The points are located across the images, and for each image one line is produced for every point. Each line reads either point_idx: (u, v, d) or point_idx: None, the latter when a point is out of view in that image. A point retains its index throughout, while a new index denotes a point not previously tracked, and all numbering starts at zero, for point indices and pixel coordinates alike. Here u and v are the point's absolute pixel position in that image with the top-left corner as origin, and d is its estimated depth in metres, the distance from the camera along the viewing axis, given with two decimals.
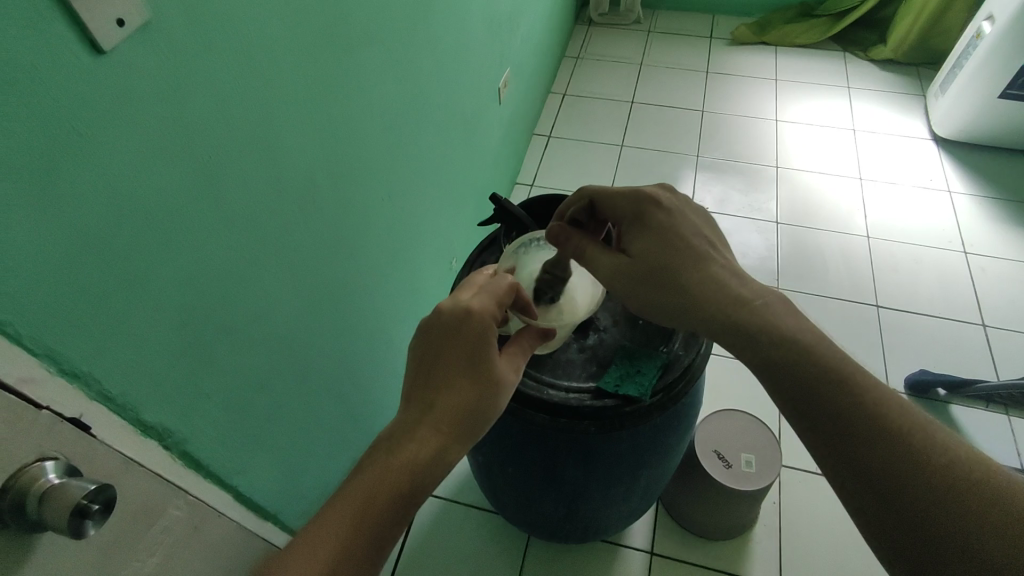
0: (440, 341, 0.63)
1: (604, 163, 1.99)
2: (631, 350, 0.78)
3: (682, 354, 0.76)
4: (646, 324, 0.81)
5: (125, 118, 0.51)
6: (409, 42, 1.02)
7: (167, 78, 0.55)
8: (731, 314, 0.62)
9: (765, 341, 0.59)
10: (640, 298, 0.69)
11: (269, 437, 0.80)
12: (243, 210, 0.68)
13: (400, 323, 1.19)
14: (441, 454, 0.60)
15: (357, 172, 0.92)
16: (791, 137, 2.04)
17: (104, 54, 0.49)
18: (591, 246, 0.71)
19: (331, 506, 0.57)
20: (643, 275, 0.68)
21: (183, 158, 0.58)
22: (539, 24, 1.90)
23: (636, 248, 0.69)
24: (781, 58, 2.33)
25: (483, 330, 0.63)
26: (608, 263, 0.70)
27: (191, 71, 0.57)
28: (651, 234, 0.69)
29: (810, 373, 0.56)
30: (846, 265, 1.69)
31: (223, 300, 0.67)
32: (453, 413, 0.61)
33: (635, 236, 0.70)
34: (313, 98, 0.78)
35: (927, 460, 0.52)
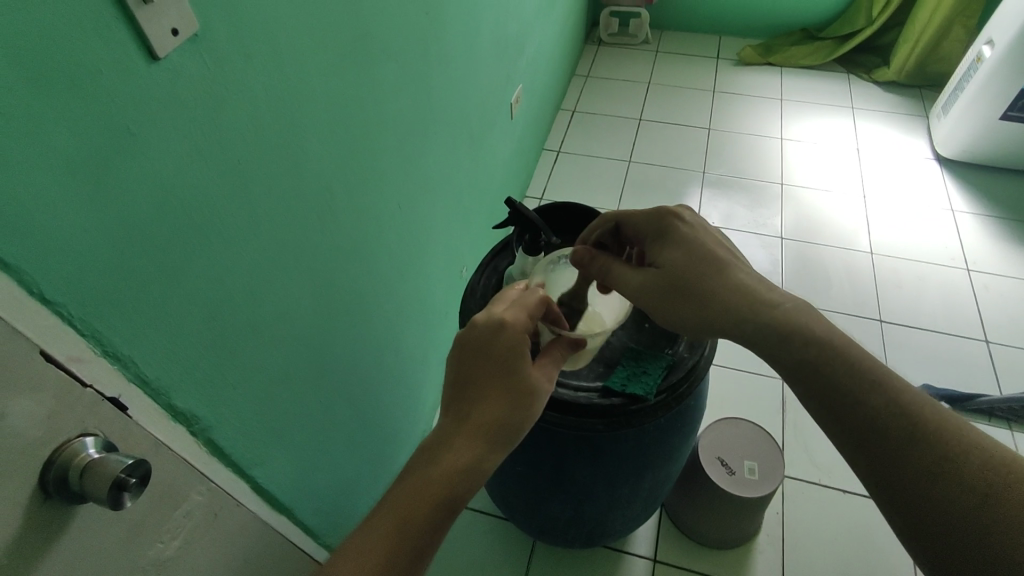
0: (475, 353, 0.67)
1: (612, 178, 2.03)
2: (637, 352, 0.80)
3: (687, 356, 0.79)
4: (652, 327, 0.83)
5: (173, 120, 0.55)
6: (427, 58, 1.07)
7: (211, 85, 0.59)
8: (758, 321, 0.65)
9: (793, 346, 0.62)
10: (666, 309, 0.72)
11: (287, 432, 0.83)
12: (272, 211, 0.71)
13: (411, 328, 1.23)
14: (477, 457, 0.64)
15: (376, 180, 0.96)
16: (796, 155, 2.07)
17: (159, 61, 0.53)
18: (615, 262, 0.76)
19: (379, 510, 0.61)
20: (667, 286, 0.72)
21: (221, 160, 0.62)
22: (550, 43, 1.96)
23: (659, 262, 0.74)
24: (786, 78, 2.38)
25: (515, 342, 0.67)
26: (634, 279, 0.75)
27: (233, 80, 0.61)
28: (673, 248, 0.73)
29: (836, 376, 0.59)
30: (849, 280, 1.71)
31: (249, 295, 0.70)
32: (489, 420, 0.65)
33: (658, 251, 0.75)
34: (339, 108, 0.82)
35: (950, 461, 0.53)
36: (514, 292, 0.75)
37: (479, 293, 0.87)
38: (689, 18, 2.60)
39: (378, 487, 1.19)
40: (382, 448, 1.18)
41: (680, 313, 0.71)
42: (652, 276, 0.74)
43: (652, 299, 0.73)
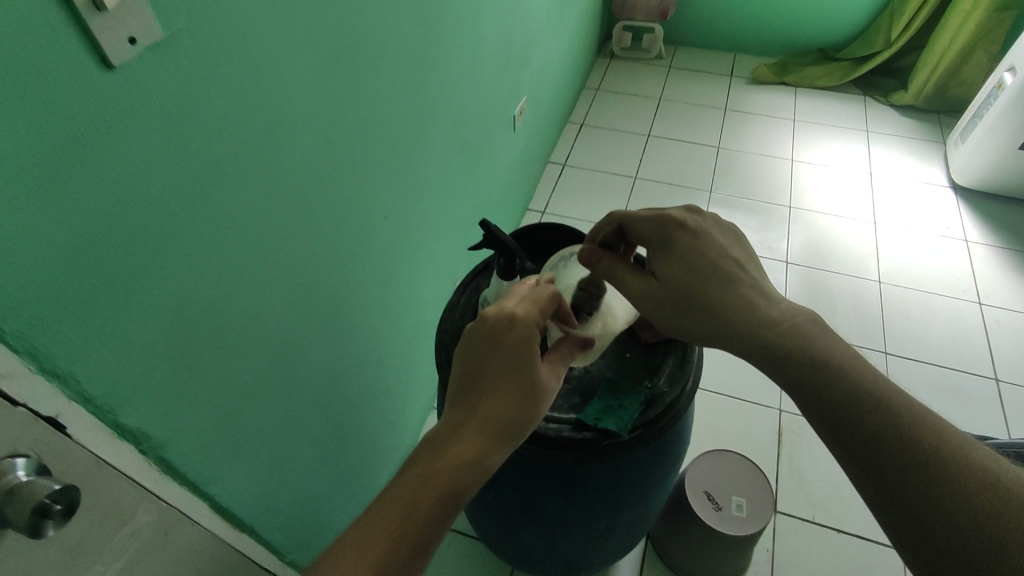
0: (486, 346, 0.64)
1: (617, 194, 2.00)
2: (615, 384, 0.77)
3: (667, 391, 0.75)
4: (632, 358, 0.80)
5: (130, 131, 0.53)
6: (422, 69, 1.05)
7: (175, 94, 0.57)
8: (763, 334, 0.64)
9: (795, 362, 0.62)
10: (671, 319, 0.69)
11: (252, 449, 0.81)
12: (241, 224, 0.69)
13: (396, 342, 1.20)
14: (485, 452, 0.60)
15: (361, 192, 0.94)
16: (806, 178, 2.03)
17: (114, 70, 0.50)
18: (619, 267, 0.72)
19: (380, 505, 0.57)
20: (672, 296, 0.69)
21: (184, 171, 0.60)
22: (558, 56, 1.94)
23: (664, 268, 0.70)
24: (800, 99, 2.34)
25: (528, 335, 0.64)
26: (638, 285, 0.71)
27: (200, 90, 0.59)
28: (679, 254, 0.70)
29: (835, 393, 0.59)
30: (855, 309, 1.66)
31: (213, 310, 0.68)
32: (498, 416, 0.62)
33: (663, 256, 0.71)
34: (321, 119, 0.80)
35: (952, 476, 0.53)
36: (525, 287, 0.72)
37: (457, 313, 0.85)
38: (704, 34, 2.57)
39: (354, 503, 1.17)
40: (360, 464, 1.15)
41: (685, 325, 0.68)
42: (656, 283, 0.70)
43: (656, 307, 0.70)
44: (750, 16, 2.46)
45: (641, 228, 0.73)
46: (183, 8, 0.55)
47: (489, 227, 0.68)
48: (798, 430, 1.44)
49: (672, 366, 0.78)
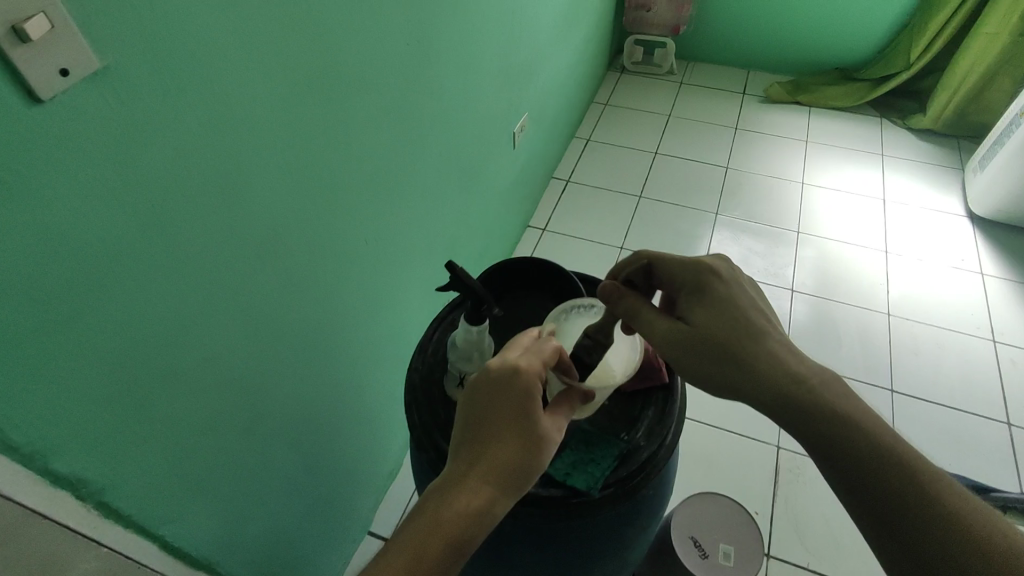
0: (491, 396, 0.60)
1: (621, 212, 1.95)
2: (590, 435, 0.73)
3: (643, 446, 0.71)
4: (610, 406, 0.76)
5: (65, 166, 0.50)
6: (411, 91, 1.02)
7: (119, 126, 0.53)
8: (790, 393, 0.58)
9: (822, 422, 0.57)
10: (698, 367, 0.62)
11: (211, 486, 0.78)
12: (199, 257, 0.66)
13: (379, 367, 1.17)
14: (489, 504, 0.56)
15: (340, 218, 0.91)
16: (817, 202, 1.97)
17: (43, 103, 0.47)
18: (643, 306, 0.66)
19: (381, 562, 0.52)
20: (701, 341, 0.62)
21: (130, 206, 0.56)
22: (565, 71, 1.90)
23: (695, 313, 0.64)
24: (814, 119, 2.28)
25: (531, 385, 0.60)
26: (663, 328, 0.64)
27: (150, 120, 0.56)
28: (714, 300, 0.64)
29: (863, 452, 0.56)
30: (861, 343, 1.60)
31: (164, 347, 0.65)
32: (504, 470, 0.57)
33: (694, 302, 0.65)
34: (294, 146, 0.77)
35: (980, 546, 0.51)
36: (527, 338, 0.68)
37: (429, 350, 0.81)
38: (718, 50, 2.52)
39: (329, 532, 1.13)
40: (336, 492, 1.12)
41: (714, 373, 0.61)
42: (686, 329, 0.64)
43: (681, 354, 0.63)
44: (765, 32, 2.41)
45: (673, 271, 0.67)
46: (128, 35, 0.52)
47: (460, 272, 0.64)
48: (796, 469, 1.38)
49: (651, 418, 0.74)
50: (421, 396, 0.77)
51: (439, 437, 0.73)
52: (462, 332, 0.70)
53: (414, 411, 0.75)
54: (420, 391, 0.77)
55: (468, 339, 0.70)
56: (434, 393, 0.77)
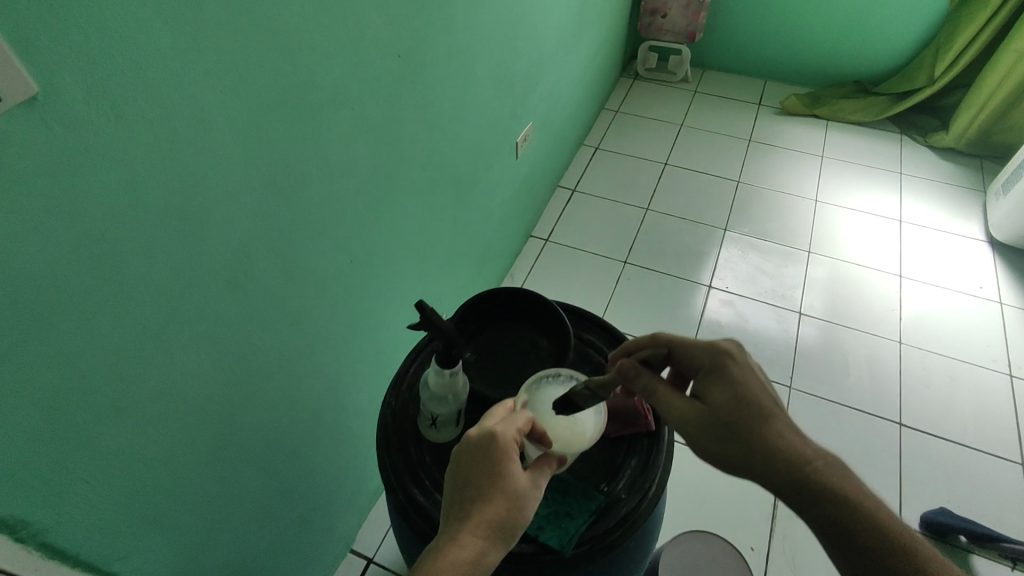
0: (474, 459, 0.57)
1: (626, 225, 1.90)
2: (566, 484, 0.69)
3: (623, 499, 0.67)
4: (592, 453, 0.72)
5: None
6: (400, 104, 0.98)
7: (57, 154, 0.50)
8: (808, 482, 0.57)
9: (834, 511, 0.57)
10: (719, 450, 0.58)
11: (168, 516, 0.75)
12: (155, 286, 0.63)
13: (363, 385, 1.13)
14: (480, 560, 0.52)
15: (318, 237, 0.87)
16: (830, 220, 1.90)
17: None
18: (666, 386, 0.62)
19: None
20: (722, 424, 0.59)
21: (73, 237, 0.53)
22: (573, 78, 1.85)
23: (715, 393, 0.61)
24: (831, 134, 2.21)
25: (510, 439, 0.57)
26: (681, 408, 0.61)
27: (96, 146, 0.53)
28: (733, 381, 0.60)
29: (870, 538, 0.56)
30: (870, 371, 1.54)
31: (116, 379, 0.62)
32: (493, 528, 0.53)
33: (712, 381, 0.62)
34: (266, 166, 0.73)
35: None
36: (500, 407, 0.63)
37: (404, 384, 0.77)
38: (734, 58, 2.46)
39: (305, 553, 1.10)
40: (314, 513, 1.09)
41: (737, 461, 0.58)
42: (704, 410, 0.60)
43: (702, 437, 0.60)
44: (783, 42, 2.34)
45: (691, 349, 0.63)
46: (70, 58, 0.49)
47: (428, 310, 0.61)
48: None
49: (634, 469, 0.70)
50: (391, 434, 0.73)
51: (406, 481, 0.70)
52: (433, 376, 0.65)
53: (383, 450, 0.72)
54: (390, 429, 0.74)
55: (441, 383, 0.65)
56: (406, 431, 0.74)
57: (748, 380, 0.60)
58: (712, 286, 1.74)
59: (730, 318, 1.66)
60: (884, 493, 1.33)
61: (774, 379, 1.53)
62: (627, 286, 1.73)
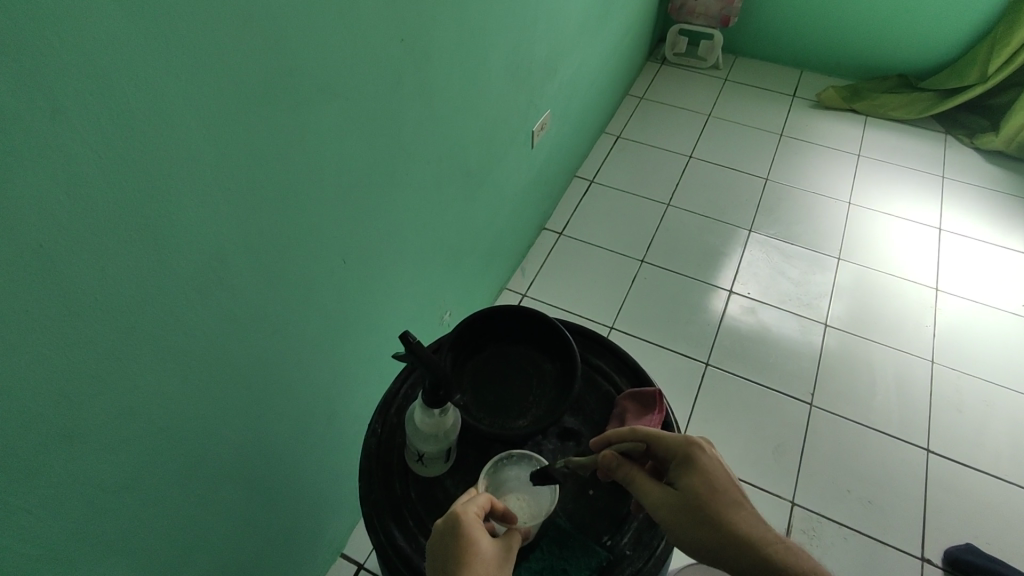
0: (442, 542, 0.54)
1: (645, 221, 1.80)
2: (565, 535, 0.66)
3: (627, 556, 0.65)
4: (595, 498, 0.70)
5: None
6: (402, 92, 0.90)
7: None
8: None
9: None
10: (694, 539, 0.57)
11: (131, 539, 0.69)
12: (109, 297, 0.56)
13: (357, 389, 1.07)
14: None
15: (307, 236, 0.80)
16: (863, 225, 1.79)
17: None
18: (640, 472, 0.62)
19: None
20: (695, 512, 0.58)
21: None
22: (596, 63, 1.74)
23: (684, 478, 0.60)
24: (870, 131, 2.08)
25: (465, 511, 0.56)
26: (653, 495, 0.60)
27: (24, 140, 0.45)
28: (701, 465, 0.60)
29: None
30: (898, 391, 1.45)
31: (65, 401, 0.55)
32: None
33: (682, 465, 0.61)
34: (246, 161, 0.65)
35: None
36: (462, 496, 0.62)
37: (392, 410, 0.74)
38: (769, 45, 2.32)
39: (289, 563, 1.05)
40: (299, 523, 1.03)
41: (713, 553, 0.56)
42: (676, 497, 0.59)
43: (679, 527, 0.58)
44: (823, 30, 2.20)
45: (660, 436, 0.63)
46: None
47: (416, 344, 0.57)
48: (810, 531, 1.24)
49: (641, 522, 0.67)
50: (375, 466, 0.70)
51: (388, 520, 0.66)
52: (422, 415, 0.63)
53: (366, 484, 0.69)
54: (375, 459, 0.70)
55: (429, 422, 0.64)
56: (392, 462, 0.71)
57: (715, 465, 0.59)
58: (732, 290, 1.64)
59: (751, 326, 1.57)
60: (906, 524, 1.25)
61: (793, 395, 1.44)
62: (642, 287, 1.64)
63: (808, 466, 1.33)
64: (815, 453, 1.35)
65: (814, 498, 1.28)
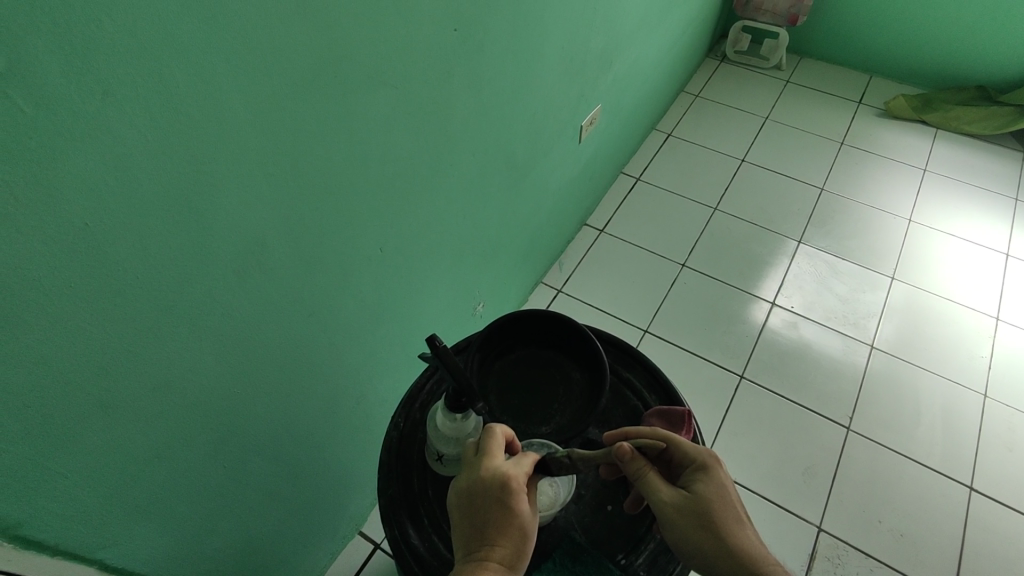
0: (487, 498, 0.55)
1: (690, 223, 1.75)
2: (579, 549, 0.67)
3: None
4: (612, 513, 0.70)
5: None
6: (451, 81, 0.88)
7: (15, 131, 0.43)
8: None
9: None
10: (696, 545, 0.56)
11: (159, 504, 0.71)
12: (148, 273, 0.57)
13: (388, 373, 1.08)
14: None
15: (347, 220, 0.80)
16: (922, 245, 1.70)
17: None
18: (650, 469, 0.60)
19: None
20: (704, 518, 0.56)
21: (37, 220, 0.46)
22: (653, 57, 1.69)
23: (697, 482, 0.58)
24: (938, 145, 1.97)
25: (520, 481, 0.56)
26: (662, 493, 0.58)
27: (67, 121, 0.45)
28: (718, 476, 0.58)
29: None
30: (944, 423, 1.38)
31: (99, 376, 0.57)
32: (518, 562, 0.52)
33: (697, 471, 0.59)
34: (286, 147, 0.65)
35: None
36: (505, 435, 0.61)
37: (416, 404, 0.76)
38: (838, 47, 2.21)
39: (311, 536, 1.07)
40: (323, 499, 1.05)
41: (716, 565, 0.55)
42: (686, 501, 0.58)
43: (682, 528, 0.57)
44: (898, 33, 2.08)
45: (681, 441, 0.61)
46: (26, 17, 0.40)
47: (441, 349, 0.59)
48: (836, 559, 1.20)
49: (657, 544, 0.67)
50: (395, 459, 0.72)
51: (403, 517, 0.68)
52: (445, 418, 0.66)
53: (384, 477, 0.71)
54: (395, 453, 0.73)
55: (452, 426, 0.66)
56: (411, 458, 0.73)
57: (731, 482, 0.58)
58: (775, 302, 1.59)
59: (793, 341, 1.52)
60: (939, 562, 1.20)
61: (830, 416, 1.39)
62: (681, 291, 1.60)
63: (839, 492, 1.28)
64: (847, 479, 1.30)
65: (842, 526, 1.24)
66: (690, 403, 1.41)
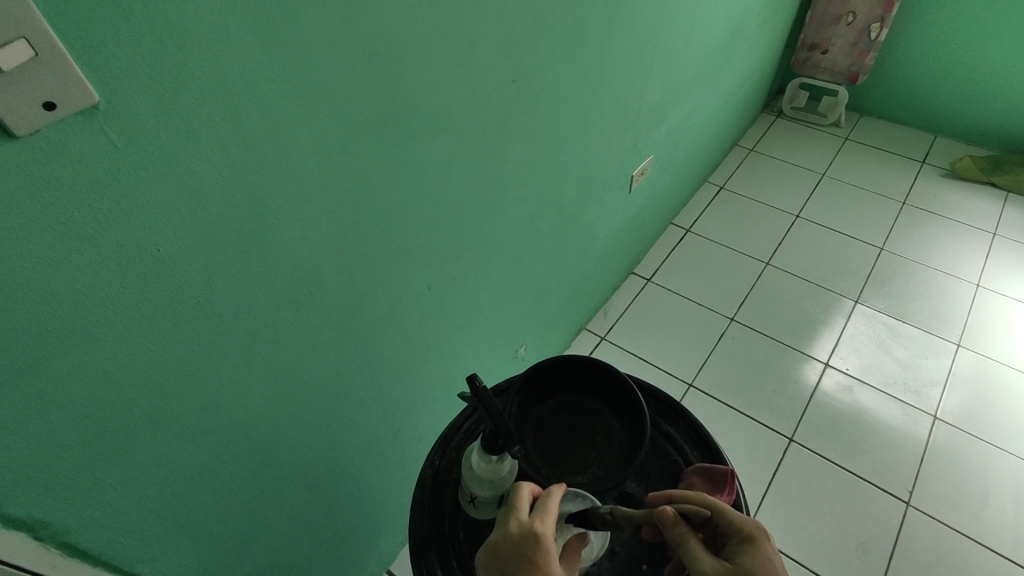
0: (515, 554, 0.54)
1: (740, 277, 1.72)
2: None
3: None
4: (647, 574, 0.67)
5: (25, 197, 0.43)
6: (508, 128, 0.91)
7: (106, 162, 0.47)
8: None
9: None
10: None
11: (195, 523, 0.72)
12: (208, 297, 0.60)
13: (426, 410, 1.08)
14: None
15: (398, 257, 0.82)
16: (991, 312, 1.61)
17: (20, 139, 0.41)
18: (693, 535, 0.58)
19: None
20: None
21: (116, 244, 0.50)
22: (708, 111, 1.70)
23: (742, 554, 0.55)
24: (1009, 209, 1.88)
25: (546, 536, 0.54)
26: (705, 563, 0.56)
27: (153, 154, 0.49)
28: (765, 550, 0.55)
29: None
30: (1017, 507, 1.27)
31: (154, 394, 0.59)
32: None
33: (742, 542, 0.57)
34: (346, 186, 0.68)
35: None
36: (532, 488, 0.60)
37: (452, 443, 0.76)
38: (900, 106, 2.17)
39: (339, 570, 1.06)
40: (353, 532, 1.04)
41: None
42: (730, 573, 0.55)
43: None
44: (965, 94, 2.03)
45: (728, 510, 0.59)
46: (126, 62, 0.44)
47: (481, 389, 0.59)
48: None
49: None
50: (428, 497, 0.72)
51: (432, 557, 0.67)
52: (480, 459, 0.66)
53: (416, 515, 0.70)
54: (429, 490, 0.72)
55: (486, 467, 0.66)
56: (444, 497, 0.72)
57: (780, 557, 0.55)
58: (829, 363, 1.52)
59: (847, 405, 1.44)
60: None
61: (888, 489, 1.30)
62: (729, 345, 1.56)
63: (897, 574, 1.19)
64: (906, 561, 1.20)
65: None
66: (734, 464, 1.36)
